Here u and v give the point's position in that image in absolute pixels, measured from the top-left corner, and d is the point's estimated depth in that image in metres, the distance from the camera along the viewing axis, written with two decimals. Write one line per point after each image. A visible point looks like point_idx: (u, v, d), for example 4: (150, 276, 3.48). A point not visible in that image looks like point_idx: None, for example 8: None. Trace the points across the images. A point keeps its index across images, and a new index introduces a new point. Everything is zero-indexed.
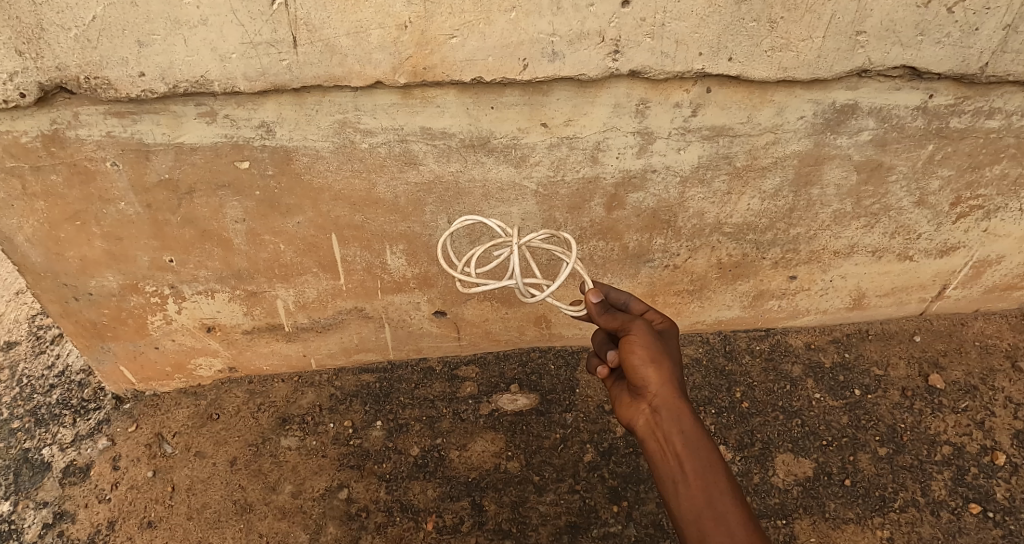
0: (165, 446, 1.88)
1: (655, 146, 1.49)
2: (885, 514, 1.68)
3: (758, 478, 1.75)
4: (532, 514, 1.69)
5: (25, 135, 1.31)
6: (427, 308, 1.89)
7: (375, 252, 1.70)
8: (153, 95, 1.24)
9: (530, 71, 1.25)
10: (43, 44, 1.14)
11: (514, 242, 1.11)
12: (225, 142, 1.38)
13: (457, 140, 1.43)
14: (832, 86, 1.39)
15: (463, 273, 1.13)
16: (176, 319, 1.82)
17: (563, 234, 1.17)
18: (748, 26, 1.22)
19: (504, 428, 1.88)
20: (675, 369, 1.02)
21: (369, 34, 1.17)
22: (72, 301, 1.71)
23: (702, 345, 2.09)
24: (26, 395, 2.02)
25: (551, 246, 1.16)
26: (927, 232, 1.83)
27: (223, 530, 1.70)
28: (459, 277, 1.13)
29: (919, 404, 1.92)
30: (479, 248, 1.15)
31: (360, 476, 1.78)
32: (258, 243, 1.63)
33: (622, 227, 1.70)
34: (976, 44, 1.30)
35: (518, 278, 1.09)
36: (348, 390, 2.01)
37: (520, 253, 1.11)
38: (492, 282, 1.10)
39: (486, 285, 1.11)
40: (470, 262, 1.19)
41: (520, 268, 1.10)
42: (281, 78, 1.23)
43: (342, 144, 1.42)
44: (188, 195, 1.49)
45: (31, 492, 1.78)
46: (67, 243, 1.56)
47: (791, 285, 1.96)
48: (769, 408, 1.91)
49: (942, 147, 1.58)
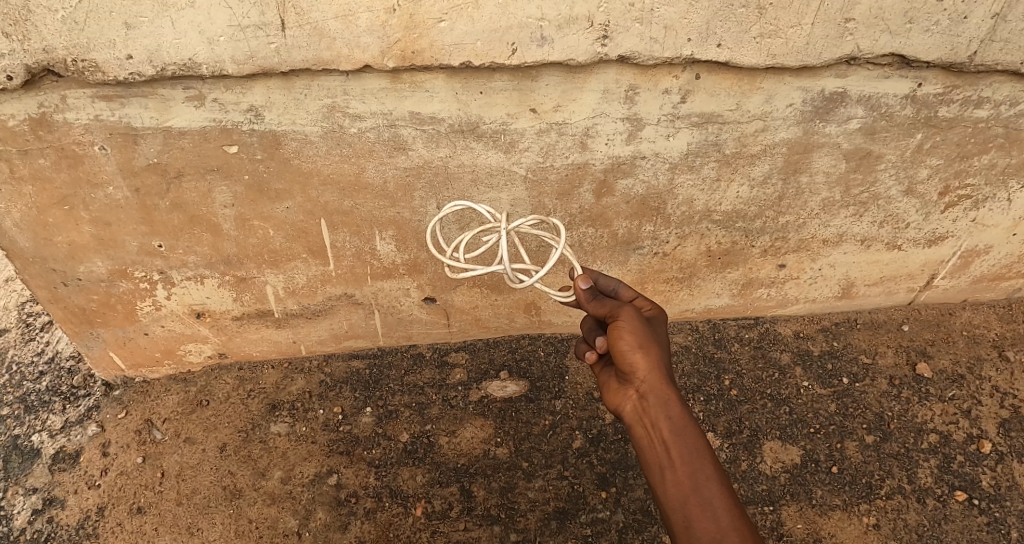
0: (155, 432, 1.88)
1: (644, 132, 1.50)
2: (871, 501, 1.69)
3: (746, 465, 1.76)
4: (521, 500, 1.69)
5: (12, 119, 1.31)
6: (417, 294, 1.89)
7: (364, 237, 1.70)
8: (141, 78, 1.23)
9: (518, 56, 1.25)
10: (29, 26, 1.14)
11: (502, 227, 1.09)
12: (213, 127, 1.38)
13: (446, 125, 1.42)
14: (822, 74, 1.39)
15: (450, 258, 1.10)
16: (166, 305, 1.82)
17: (553, 221, 1.16)
18: (738, 12, 1.22)
19: (493, 414, 1.88)
20: (663, 355, 1.03)
21: (357, 17, 1.17)
22: (61, 287, 1.71)
23: (691, 333, 2.09)
24: (15, 382, 2.01)
25: (540, 232, 1.15)
26: (915, 221, 1.83)
27: (212, 515, 1.70)
28: (447, 262, 1.10)
29: (907, 392, 1.93)
30: (468, 234, 1.13)
31: (350, 462, 1.79)
32: (247, 228, 1.62)
33: (611, 213, 1.70)
34: (964, 32, 1.30)
35: (506, 263, 1.07)
36: (338, 377, 2.01)
37: (508, 238, 1.09)
38: (481, 267, 1.07)
39: (474, 270, 1.09)
40: (459, 247, 1.16)
41: (509, 253, 1.08)
42: (269, 61, 1.23)
43: (331, 129, 1.41)
44: (177, 180, 1.49)
45: (20, 479, 1.78)
46: (55, 228, 1.55)
47: (780, 273, 1.96)
48: (757, 396, 1.92)
49: (930, 136, 1.58)
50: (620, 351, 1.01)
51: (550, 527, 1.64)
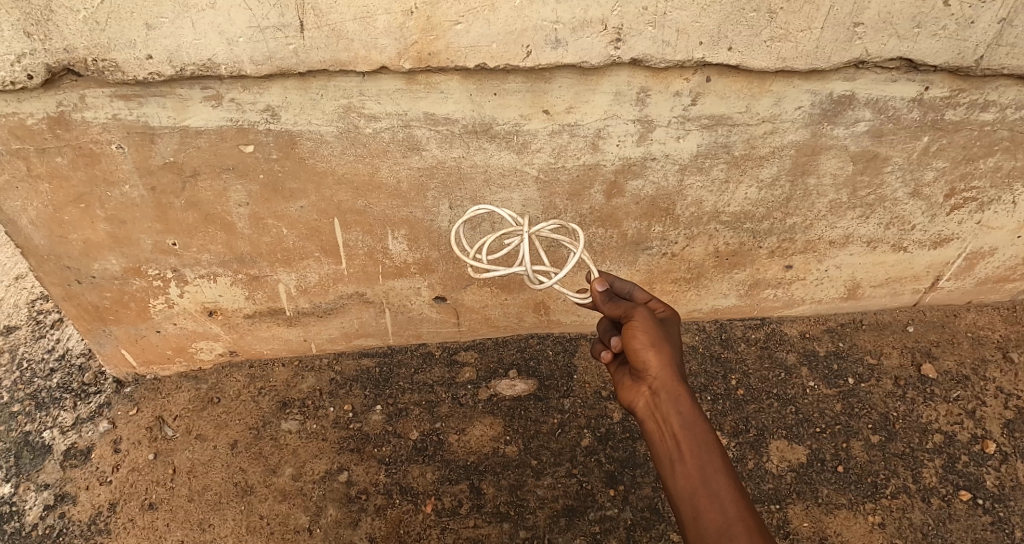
0: (166, 429, 1.90)
1: (655, 134, 1.52)
2: (877, 500, 1.71)
3: (753, 464, 1.78)
4: (530, 497, 1.71)
5: (31, 118, 1.33)
6: (427, 293, 1.91)
7: (377, 237, 1.71)
8: (160, 77, 1.25)
9: (533, 58, 1.27)
10: (51, 26, 1.16)
11: (524, 230, 1.12)
12: (230, 126, 1.40)
13: (460, 126, 1.45)
14: (830, 77, 1.41)
15: (474, 260, 1.12)
16: (178, 303, 1.83)
17: (573, 225, 1.18)
18: (749, 16, 1.24)
19: (503, 413, 1.90)
20: (676, 354, 1.04)
21: (375, 19, 1.18)
22: (74, 284, 1.72)
23: (698, 333, 2.11)
24: (26, 379, 2.03)
25: (561, 235, 1.17)
26: (921, 223, 1.85)
27: (223, 511, 1.71)
28: (470, 264, 1.13)
29: (912, 393, 1.95)
30: (491, 237, 1.16)
31: (360, 459, 1.80)
32: (261, 226, 1.64)
33: (621, 214, 1.72)
34: (971, 37, 1.32)
35: (528, 265, 1.10)
36: (348, 375, 2.02)
37: (530, 240, 1.11)
38: (502, 269, 1.10)
39: (496, 272, 1.11)
40: (481, 249, 1.19)
41: (531, 255, 1.10)
42: (287, 62, 1.25)
43: (346, 129, 1.43)
44: (192, 178, 1.50)
45: (32, 475, 1.80)
46: (70, 225, 1.57)
47: (787, 274, 1.98)
48: (764, 396, 1.94)
49: (937, 139, 1.60)
50: (633, 349, 1.03)
51: (559, 524, 1.66)
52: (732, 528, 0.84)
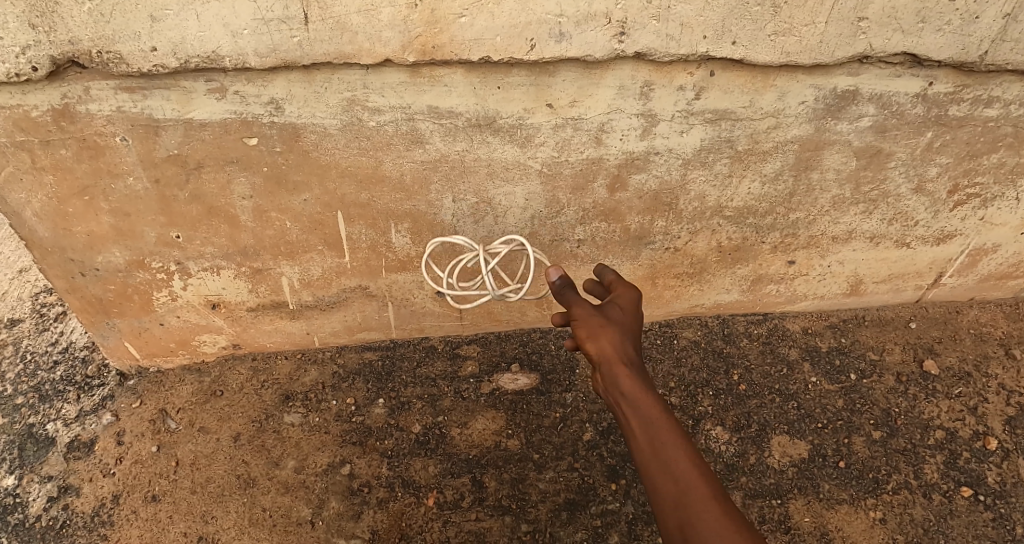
0: (170, 422, 1.90)
1: (658, 128, 1.52)
2: (878, 495, 1.71)
3: (754, 459, 1.78)
4: (532, 491, 1.71)
5: (36, 109, 1.33)
6: (430, 287, 1.92)
7: (380, 230, 1.72)
8: (165, 70, 1.25)
9: (537, 52, 1.27)
10: (56, 17, 1.16)
11: (483, 256, 1.25)
12: (234, 119, 1.40)
13: (463, 120, 1.45)
14: (834, 72, 1.41)
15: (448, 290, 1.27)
16: (182, 296, 1.84)
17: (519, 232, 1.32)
18: (753, 10, 1.24)
19: (505, 407, 1.91)
20: (632, 326, 0.99)
21: (379, 11, 1.18)
22: (78, 277, 1.73)
23: (700, 328, 2.12)
24: (30, 371, 2.04)
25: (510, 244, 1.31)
26: (924, 219, 1.85)
27: (226, 504, 1.72)
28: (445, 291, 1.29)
29: (914, 389, 1.95)
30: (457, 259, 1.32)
31: (363, 452, 1.81)
32: (264, 219, 1.65)
33: (624, 208, 1.72)
34: (976, 32, 1.32)
35: (492, 290, 1.27)
36: (351, 368, 2.03)
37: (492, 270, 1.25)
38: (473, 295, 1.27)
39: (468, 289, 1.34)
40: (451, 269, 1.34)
41: (493, 282, 1.27)
42: (291, 55, 1.25)
43: (350, 122, 1.43)
44: (196, 171, 1.51)
45: (36, 467, 1.81)
46: (74, 218, 1.57)
47: (789, 270, 1.98)
48: (765, 391, 1.94)
49: (941, 135, 1.60)
50: (583, 322, 0.99)
51: (560, 518, 1.66)
52: (689, 491, 0.76)
